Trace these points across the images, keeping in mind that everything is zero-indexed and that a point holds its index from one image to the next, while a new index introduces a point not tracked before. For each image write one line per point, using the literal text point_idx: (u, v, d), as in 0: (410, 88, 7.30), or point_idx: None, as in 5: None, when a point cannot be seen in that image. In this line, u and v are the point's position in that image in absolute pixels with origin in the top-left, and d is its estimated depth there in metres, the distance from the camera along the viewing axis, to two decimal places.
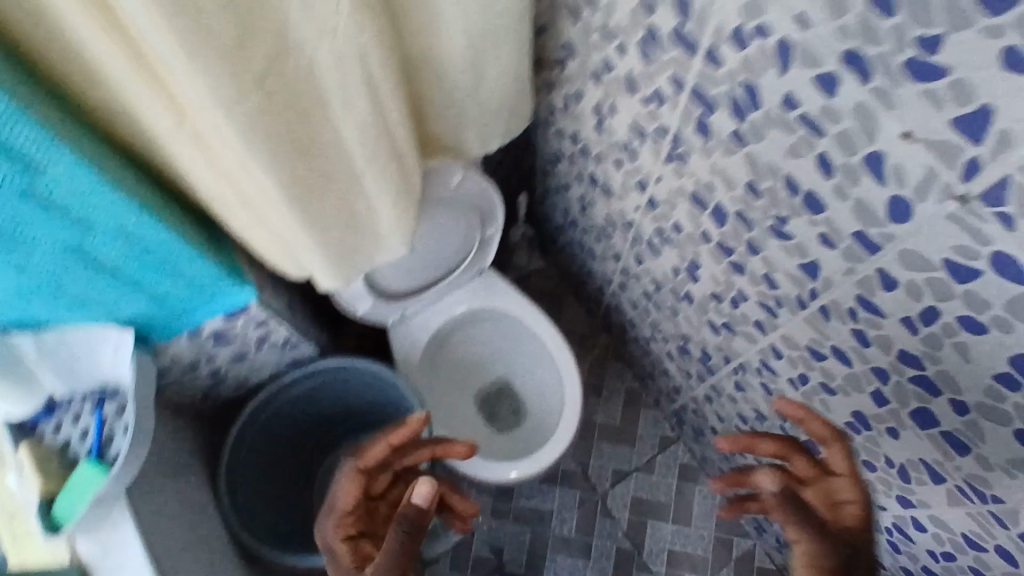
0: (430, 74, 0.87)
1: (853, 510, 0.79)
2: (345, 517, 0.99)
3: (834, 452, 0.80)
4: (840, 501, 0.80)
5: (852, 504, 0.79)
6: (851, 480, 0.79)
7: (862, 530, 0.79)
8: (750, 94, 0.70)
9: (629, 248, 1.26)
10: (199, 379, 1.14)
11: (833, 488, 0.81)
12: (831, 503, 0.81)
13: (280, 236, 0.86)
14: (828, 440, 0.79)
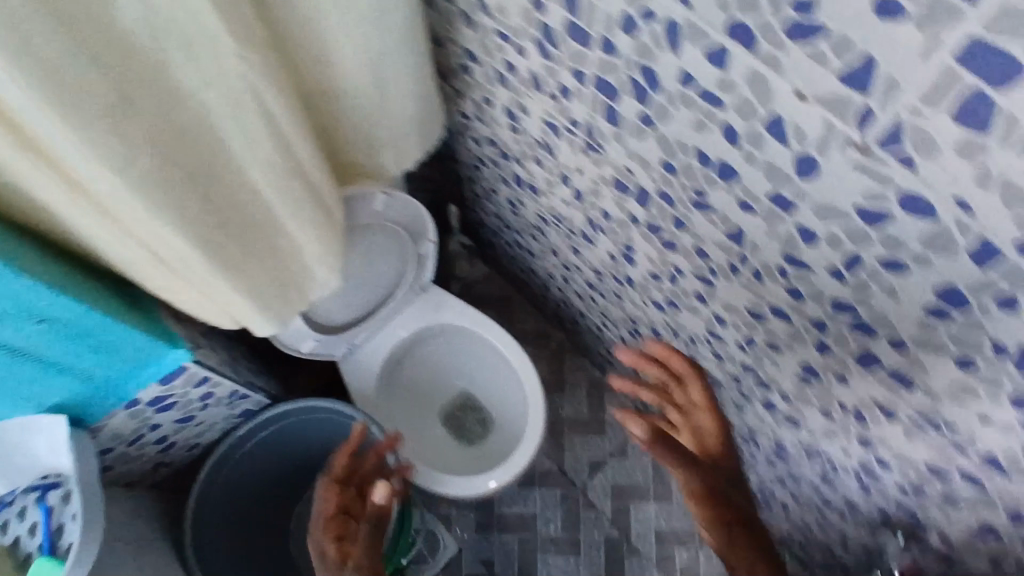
0: (332, 100, 0.85)
1: (713, 439, 0.80)
2: (330, 521, 0.99)
3: (693, 385, 0.81)
4: (702, 433, 0.81)
5: (711, 433, 0.80)
6: (709, 409, 0.80)
7: (724, 458, 0.80)
8: (648, 76, 0.71)
9: (564, 241, 1.26)
10: (149, 447, 1.10)
11: (693, 421, 0.81)
12: (694, 435, 0.81)
13: (200, 287, 0.82)
14: (686, 373, 0.81)
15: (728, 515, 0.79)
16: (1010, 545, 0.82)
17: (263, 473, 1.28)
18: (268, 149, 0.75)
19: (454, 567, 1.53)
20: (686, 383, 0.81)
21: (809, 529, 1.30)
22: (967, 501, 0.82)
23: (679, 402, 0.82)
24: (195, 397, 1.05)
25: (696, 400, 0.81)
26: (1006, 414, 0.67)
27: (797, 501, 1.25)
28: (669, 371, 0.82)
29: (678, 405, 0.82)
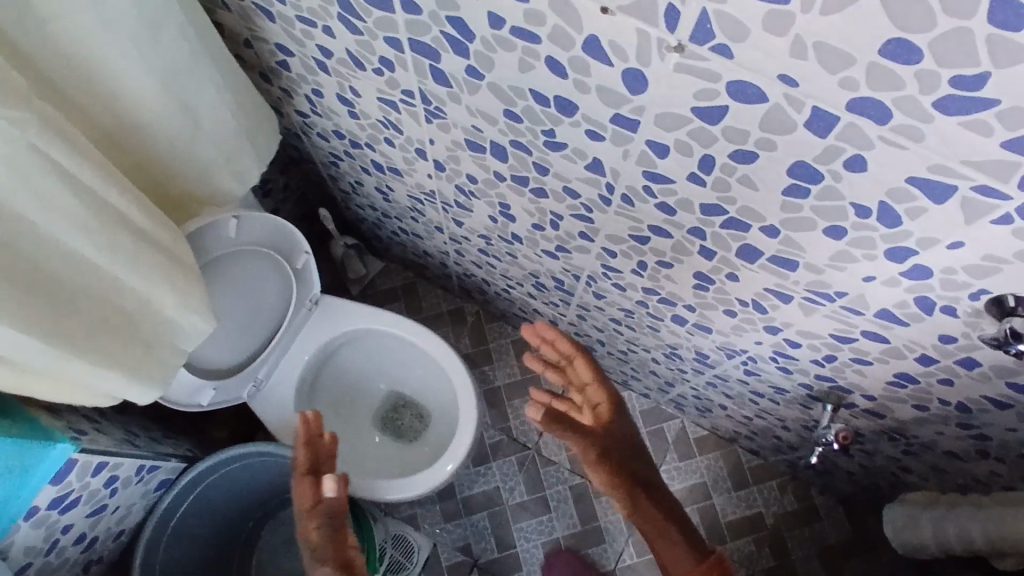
0: (134, 133, 0.77)
1: (607, 410, 0.85)
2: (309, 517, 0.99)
3: (581, 362, 0.86)
4: (596, 406, 0.86)
5: (604, 406, 0.85)
6: (599, 384, 0.85)
7: (620, 426, 0.85)
8: (459, 27, 0.67)
9: (444, 216, 1.22)
10: (68, 554, 0.99)
11: (588, 397, 0.86)
12: (590, 409, 0.86)
13: (50, 375, 0.73)
14: (574, 353, 0.86)
15: (631, 479, 0.83)
16: (923, 384, 0.86)
17: (201, 539, 1.20)
18: (70, 204, 0.66)
19: (434, 563, 1.51)
20: (575, 361, 0.86)
21: (752, 422, 1.34)
22: (878, 357, 0.85)
23: (573, 381, 0.87)
24: (100, 485, 0.95)
25: (587, 375, 0.86)
26: (885, 268, 0.68)
27: (733, 400, 1.28)
28: (560, 352, 0.87)
29: (574, 383, 0.87)
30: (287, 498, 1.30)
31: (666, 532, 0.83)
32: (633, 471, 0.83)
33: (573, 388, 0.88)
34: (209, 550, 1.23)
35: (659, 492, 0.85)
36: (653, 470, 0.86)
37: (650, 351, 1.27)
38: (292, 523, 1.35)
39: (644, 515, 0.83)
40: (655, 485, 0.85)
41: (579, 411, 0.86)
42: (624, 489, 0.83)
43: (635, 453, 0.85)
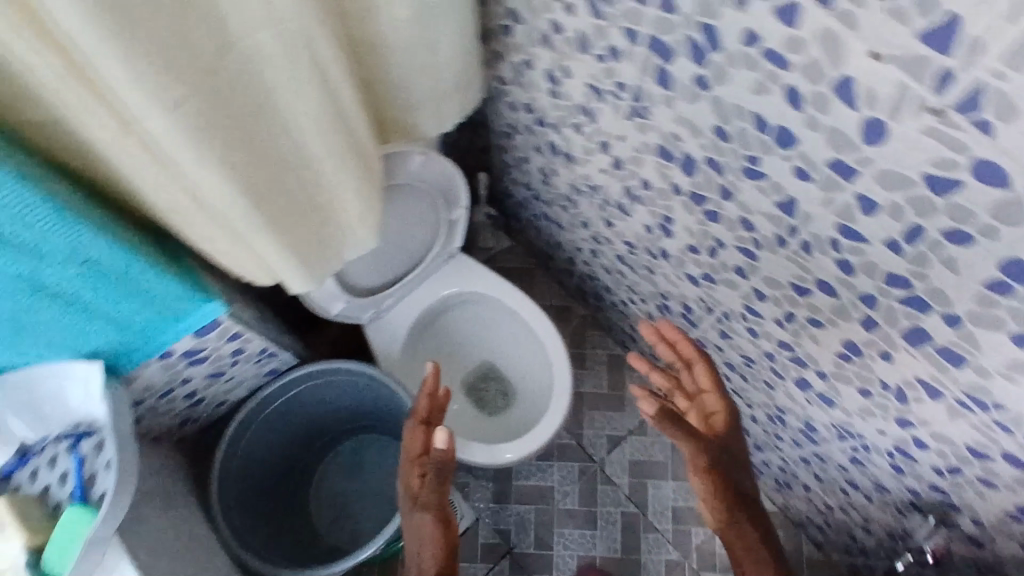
0: (378, 53, 0.83)
1: (721, 419, 0.90)
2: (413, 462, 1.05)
3: (701, 369, 0.92)
4: (709, 414, 0.91)
5: (718, 415, 0.90)
6: (716, 391, 0.90)
7: (731, 437, 0.89)
8: (709, 36, 0.69)
9: (597, 214, 1.24)
10: (177, 406, 1.05)
11: (700, 404, 0.92)
12: (701, 414, 0.91)
13: (242, 240, 0.80)
14: (695, 359, 0.92)
15: (733, 493, 0.86)
16: None
17: (286, 435, 1.27)
18: (314, 95, 0.72)
19: (471, 537, 1.53)
20: (694, 367, 0.92)
21: (831, 513, 1.29)
22: (1007, 484, 0.81)
23: (686, 387, 0.93)
24: (227, 352, 1.01)
25: (704, 382, 0.92)
26: None
27: (821, 483, 1.24)
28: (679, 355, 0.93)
29: (687, 388, 0.93)
30: (369, 426, 1.36)
31: (755, 553, 0.85)
32: (738, 486, 0.86)
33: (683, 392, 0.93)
34: (289, 448, 1.30)
35: (755, 513, 0.88)
36: (753, 491, 0.88)
37: (753, 407, 1.25)
38: (361, 452, 1.41)
39: (739, 532, 0.86)
40: (752, 505, 0.88)
41: (690, 413, 0.92)
42: (728, 501, 0.85)
43: (741, 467, 0.88)
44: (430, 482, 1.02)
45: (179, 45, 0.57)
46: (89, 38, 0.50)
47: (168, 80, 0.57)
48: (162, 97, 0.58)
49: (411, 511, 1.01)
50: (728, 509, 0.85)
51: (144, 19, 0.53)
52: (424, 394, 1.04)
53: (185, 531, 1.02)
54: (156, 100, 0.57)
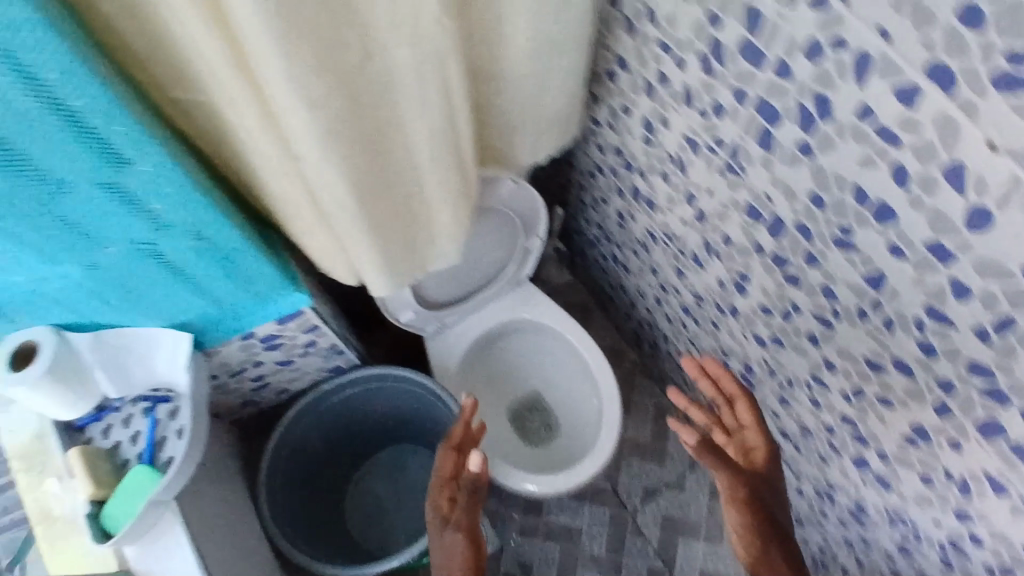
0: (494, 81, 0.87)
1: (760, 455, 0.92)
2: (445, 485, 1.06)
3: (742, 406, 0.94)
4: (749, 448, 0.94)
5: (758, 450, 0.93)
6: (756, 428, 0.93)
7: (768, 473, 0.92)
8: (822, 105, 0.72)
9: (669, 263, 1.25)
10: (245, 386, 1.08)
11: (741, 439, 0.95)
12: (741, 449, 0.94)
13: (341, 239, 0.84)
14: (737, 396, 0.95)
15: (767, 530, 0.89)
16: None
17: (335, 433, 1.30)
18: (435, 112, 0.76)
19: (493, 565, 1.52)
20: (737, 404, 0.95)
21: None
22: None
23: (729, 422, 0.96)
24: (300, 341, 1.04)
25: (746, 419, 0.94)
26: None
27: (861, 568, 1.21)
28: (722, 391, 0.96)
29: (729, 424, 0.96)
30: (414, 436, 1.38)
31: None
32: (770, 520, 0.90)
33: (725, 427, 0.96)
34: (336, 446, 1.33)
35: (789, 547, 0.90)
36: (788, 524, 0.92)
37: (801, 479, 1.23)
38: (401, 461, 1.42)
39: (771, 567, 0.88)
40: (786, 540, 0.91)
41: (730, 447, 0.95)
42: (759, 534, 0.89)
43: (778, 505, 0.92)
44: (463, 506, 1.04)
45: (330, 48, 0.61)
46: (257, 31, 0.54)
47: (315, 79, 0.61)
48: (305, 94, 0.62)
49: (441, 533, 1.02)
50: (760, 540, 0.89)
51: (308, 20, 0.57)
52: (463, 419, 1.05)
53: (233, 508, 1.06)
54: (300, 96, 0.61)
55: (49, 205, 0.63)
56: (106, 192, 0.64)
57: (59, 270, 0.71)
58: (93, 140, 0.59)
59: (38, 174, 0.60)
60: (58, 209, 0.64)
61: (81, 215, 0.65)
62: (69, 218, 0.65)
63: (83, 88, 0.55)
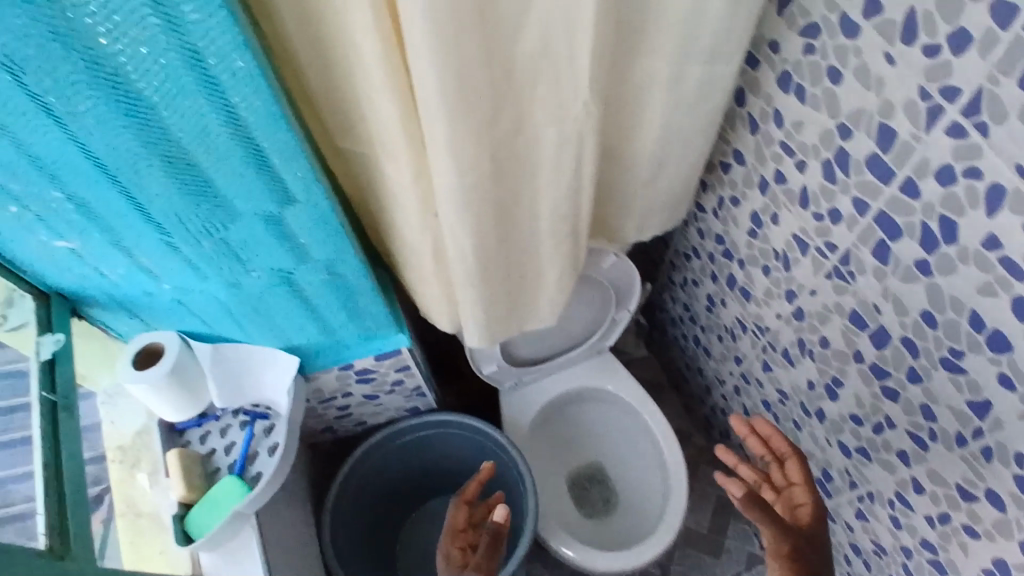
0: (618, 160, 0.92)
1: (809, 512, 0.88)
2: (459, 533, 1.03)
3: (793, 463, 0.93)
4: (797, 505, 0.90)
5: (806, 507, 0.89)
6: (806, 484, 0.90)
7: (816, 532, 0.87)
8: (947, 229, 0.73)
9: (755, 355, 1.23)
10: (330, 414, 1.12)
11: (789, 496, 0.91)
12: (789, 506, 0.91)
13: (454, 288, 0.89)
14: (788, 454, 0.94)
15: None
16: None
17: (400, 472, 1.32)
18: (565, 184, 0.80)
19: None
20: (787, 463, 0.94)
21: None
22: None
23: (777, 480, 0.94)
24: (389, 379, 1.07)
25: (795, 475, 0.92)
26: None
27: None
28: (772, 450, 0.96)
29: (778, 482, 0.94)
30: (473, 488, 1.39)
31: None
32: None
33: (772, 484, 0.94)
34: (398, 485, 1.35)
35: None
36: None
37: None
38: None
39: None
40: None
41: (777, 504, 0.92)
42: None
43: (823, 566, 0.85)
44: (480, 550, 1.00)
45: (487, 113, 0.67)
46: (430, 88, 0.61)
47: (468, 138, 0.67)
48: (457, 150, 0.68)
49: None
50: None
51: (474, 87, 0.64)
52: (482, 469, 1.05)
53: (301, 530, 1.08)
54: (451, 151, 0.67)
55: (215, 230, 0.68)
56: (269, 224, 0.69)
57: (206, 284, 0.77)
58: (273, 181, 0.64)
59: (215, 204, 0.65)
60: (226, 233, 0.69)
61: (243, 241, 0.70)
62: (233, 241, 0.70)
63: (280, 136, 0.59)
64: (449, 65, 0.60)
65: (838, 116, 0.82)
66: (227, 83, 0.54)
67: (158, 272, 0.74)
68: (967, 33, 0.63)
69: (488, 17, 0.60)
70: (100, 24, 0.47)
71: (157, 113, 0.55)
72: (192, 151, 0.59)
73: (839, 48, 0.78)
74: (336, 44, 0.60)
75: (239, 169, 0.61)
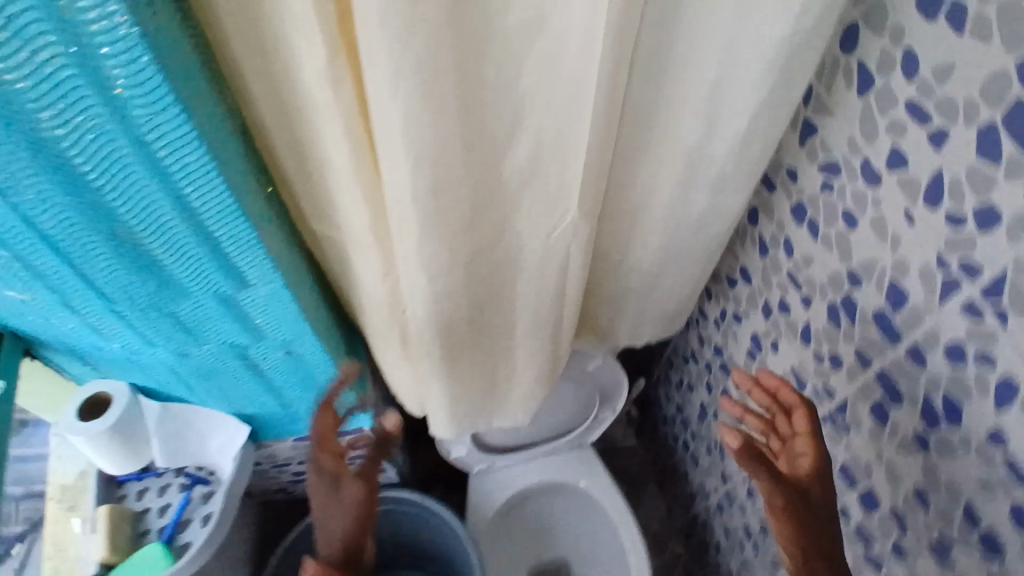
0: (612, 268, 0.86)
1: (812, 469, 0.66)
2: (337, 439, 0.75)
3: (800, 413, 0.68)
4: (797, 459, 0.67)
5: (808, 461, 0.66)
6: (811, 434, 0.66)
7: (822, 494, 0.65)
8: (950, 410, 0.66)
9: (742, 477, 1.15)
10: (283, 479, 1.06)
11: (792, 450, 0.68)
12: (789, 462, 0.68)
13: (419, 379, 0.84)
14: (795, 403, 0.69)
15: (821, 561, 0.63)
16: None
17: None
18: (547, 293, 0.75)
19: None
20: (794, 413, 0.69)
21: None
22: None
23: (781, 432, 0.70)
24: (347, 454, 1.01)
25: (799, 426, 0.68)
26: None
27: None
28: (777, 402, 0.70)
29: (783, 432, 0.69)
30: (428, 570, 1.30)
31: None
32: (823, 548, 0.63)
33: (778, 441, 0.70)
34: None
35: None
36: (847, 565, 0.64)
37: None
38: None
39: None
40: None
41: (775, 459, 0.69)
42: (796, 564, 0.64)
43: (827, 541, 0.64)
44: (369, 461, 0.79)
45: (466, 220, 0.63)
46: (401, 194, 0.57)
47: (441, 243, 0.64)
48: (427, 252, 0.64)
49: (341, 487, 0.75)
50: None
51: (452, 197, 0.60)
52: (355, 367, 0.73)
53: None
54: (422, 253, 0.63)
55: (164, 305, 0.64)
56: (219, 303, 0.65)
57: (154, 350, 0.73)
58: (225, 264, 0.60)
59: (164, 283, 0.61)
60: (173, 306, 0.65)
61: (192, 315, 0.66)
62: (181, 315, 0.66)
63: (230, 223, 0.56)
64: (425, 176, 0.56)
65: (849, 261, 0.76)
66: (179, 171, 0.51)
67: (106, 333, 0.70)
68: (994, 211, 0.57)
69: (474, 133, 0.57)
70: (44, 110, 0.44)
71: (103, 194, 0.51)
72: (139, 231, 0.55)
73: (858, 193, 0.72)
74: (310, 140, 0.56)
75: (191, 252, 0.58)
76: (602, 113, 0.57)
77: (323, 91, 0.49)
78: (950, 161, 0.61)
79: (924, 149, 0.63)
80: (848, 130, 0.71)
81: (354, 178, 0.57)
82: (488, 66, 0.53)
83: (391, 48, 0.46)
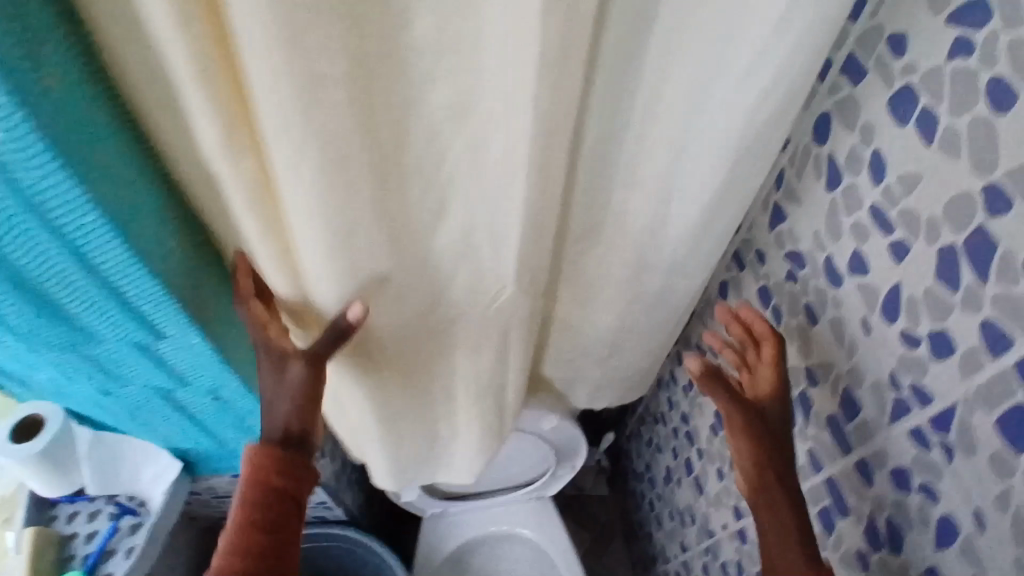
0: (565, 335, 0.82)
1: (773, 402, 0.65)
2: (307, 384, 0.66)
3: (767, 346, 0.67)
4: (761, 389, 0.67)
5: (768, 393, 0.66)
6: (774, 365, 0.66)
7: (780, 419, 0.65)
8: (892, 535, 0.63)
9: (698, 550, 1.10)
10: (224, 509, 1.04)
11: (757, 379, 0.68)
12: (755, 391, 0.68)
13: (355, 431, 0.81)
14: (766, 336, 0.67)
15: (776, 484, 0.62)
16: None
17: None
18: (486, 360, 0.72)
19: None
20: (762, 345, 0.68)
21: None
22: None
23: (750, 363, 0.69)
24: None
25: (766, 360, 0.67)
26: None
27: None
28: (749, 333, 0.69)
29: (751, 362, 0.69)
30: None
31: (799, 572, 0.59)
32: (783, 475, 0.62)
33: (747, 372, 0.69)
34: None
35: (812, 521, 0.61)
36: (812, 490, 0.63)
37: None
38: None
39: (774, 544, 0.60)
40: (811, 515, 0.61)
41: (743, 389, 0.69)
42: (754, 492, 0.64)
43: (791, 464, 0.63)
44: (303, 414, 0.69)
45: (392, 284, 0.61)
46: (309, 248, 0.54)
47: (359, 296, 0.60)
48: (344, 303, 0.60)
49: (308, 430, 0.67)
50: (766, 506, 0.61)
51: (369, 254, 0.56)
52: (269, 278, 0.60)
53: None
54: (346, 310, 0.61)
55: (79, 347, 0.63)
56: (136, 350, 0.63)
57: (78, 386, 0.71)
58: (135, 315, 0.58)
59: (75, 328, 0.59)
60: (89, 349, 0.63)
61: (110, 359, 0.65)
62: (98, 357, 0.64)
63: (133, 278, 0.54)
64: (334, 235, 0.52)
65: (808, 357, 0.72)
66: (76, 229, 0.49)
67: (28, 365, 0.69)
68: (949, 340, 0.53)
69: (394, 191, 0.53)
70: None
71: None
72: (42, 281, 0.53)
73: (820, 290, 0.68)
74: (216, 190, 0.52)
75: (99, 301, 0.56)
76: (535, 186, 0.53)
77: (221, 159, 0.47)
78: (910, 277, 0.56)
79: (885, 259, 0.58)
80: (813, 224, 0.67)
81: (263, 231, 0.54)
82: (404, 129, 0.49)
83: (273, 106, 0.42)
